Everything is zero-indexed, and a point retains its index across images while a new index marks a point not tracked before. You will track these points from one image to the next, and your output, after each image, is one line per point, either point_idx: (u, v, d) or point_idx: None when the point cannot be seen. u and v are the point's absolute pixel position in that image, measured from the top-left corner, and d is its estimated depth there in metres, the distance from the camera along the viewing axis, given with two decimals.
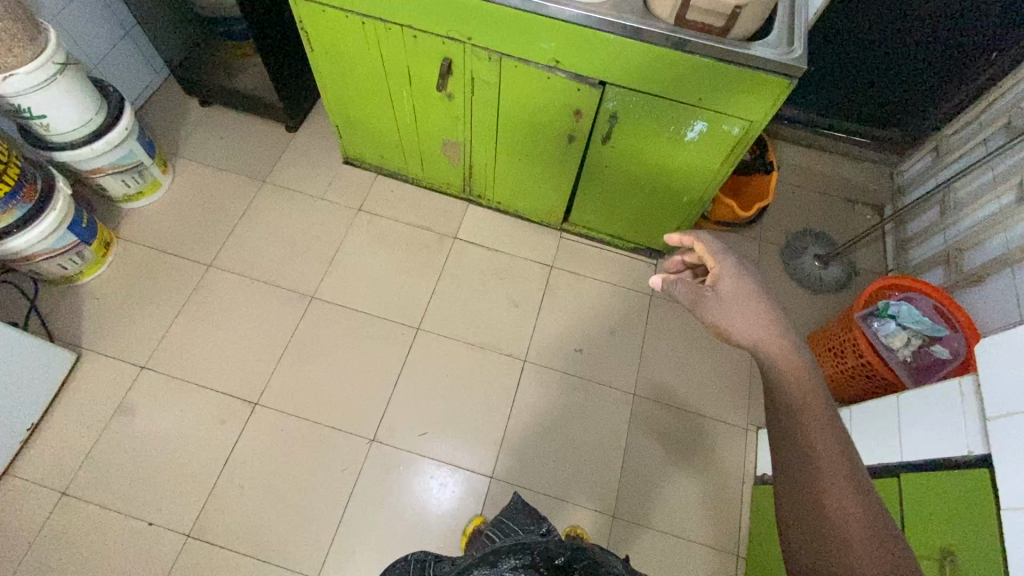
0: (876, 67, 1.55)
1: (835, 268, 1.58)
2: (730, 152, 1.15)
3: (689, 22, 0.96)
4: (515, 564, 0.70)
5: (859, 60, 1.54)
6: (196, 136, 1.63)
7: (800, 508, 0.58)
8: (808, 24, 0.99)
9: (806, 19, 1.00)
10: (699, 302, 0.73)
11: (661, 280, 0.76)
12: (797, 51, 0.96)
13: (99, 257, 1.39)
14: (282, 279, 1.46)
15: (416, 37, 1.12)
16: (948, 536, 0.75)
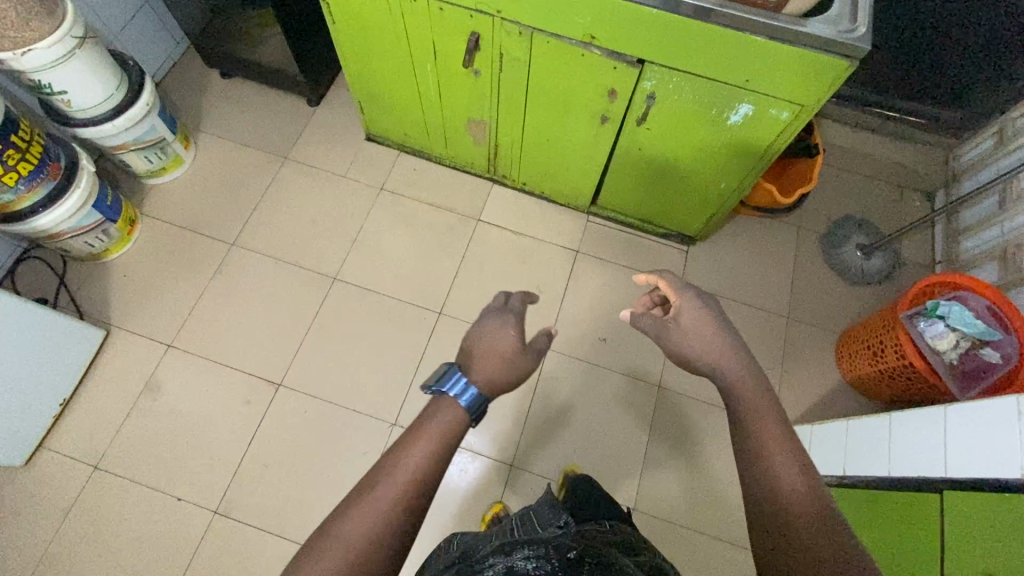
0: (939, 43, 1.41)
1: (877, 259, 1.50)
2: (774, 139, 1.08)
3: None
4: (526, 555, 0.67)
5: (921, 34, 1.41)
6: (219, 110, 1.60)
7: (750, 466, 0.61)
8: None
9: None
10: (663, 334, 0.77)
11: (629, 314, 0.80)
12: (861, 28, 0.87)
13: (124, 235, 1.39)
14: (305, 260, 1.44)
15: (443, 10, 1.06)
16: (978, 553, 0.72)
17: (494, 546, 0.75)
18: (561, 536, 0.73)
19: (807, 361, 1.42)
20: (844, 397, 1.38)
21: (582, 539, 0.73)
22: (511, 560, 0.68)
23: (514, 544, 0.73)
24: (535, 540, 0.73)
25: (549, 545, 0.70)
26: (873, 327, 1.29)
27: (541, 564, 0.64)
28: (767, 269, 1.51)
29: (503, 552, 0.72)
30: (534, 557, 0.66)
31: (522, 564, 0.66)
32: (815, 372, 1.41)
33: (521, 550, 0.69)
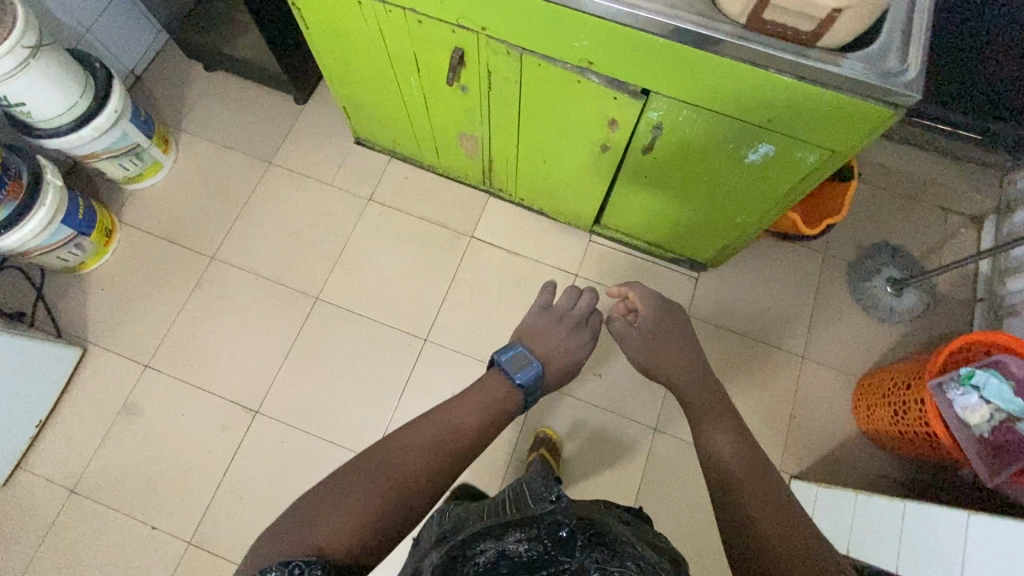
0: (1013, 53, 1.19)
1: (910, 297, 1.35)
2: (799, 181, 0.94)
3: (764, 25, 0.73)
4: (518, 538, 0.58)
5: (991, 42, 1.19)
6: (202, 108, 1.50)
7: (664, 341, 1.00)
8: (930, 27, 0.73)
9: (929, 20, 0.74)
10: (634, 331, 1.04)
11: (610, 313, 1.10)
12: (910, 73, 0.72)
13: (100, 247, 1.34)
14: (288, 276, 1.37)
15: (421, 22, 0.93)
16: None
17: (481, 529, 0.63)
18: (554, 513, 0.62)
19: (820, 407, 1.31)
20: (858, 448, 1.28)
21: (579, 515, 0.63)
22: (502, 547, 0.57)
23: (503, 527, 0.62)
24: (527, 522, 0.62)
25: (544, 528, 0.59)
26: (896, 383, 1.17)
27: (536, 544, 0.56)
28: (784, 302, 1.39)
29: (490, 537, 0.61)
30: (527, 540, 0.57)
31: (517, 552, 0.55)
32: (827, 420, 1.30)
33: (513, 536, 0.59)
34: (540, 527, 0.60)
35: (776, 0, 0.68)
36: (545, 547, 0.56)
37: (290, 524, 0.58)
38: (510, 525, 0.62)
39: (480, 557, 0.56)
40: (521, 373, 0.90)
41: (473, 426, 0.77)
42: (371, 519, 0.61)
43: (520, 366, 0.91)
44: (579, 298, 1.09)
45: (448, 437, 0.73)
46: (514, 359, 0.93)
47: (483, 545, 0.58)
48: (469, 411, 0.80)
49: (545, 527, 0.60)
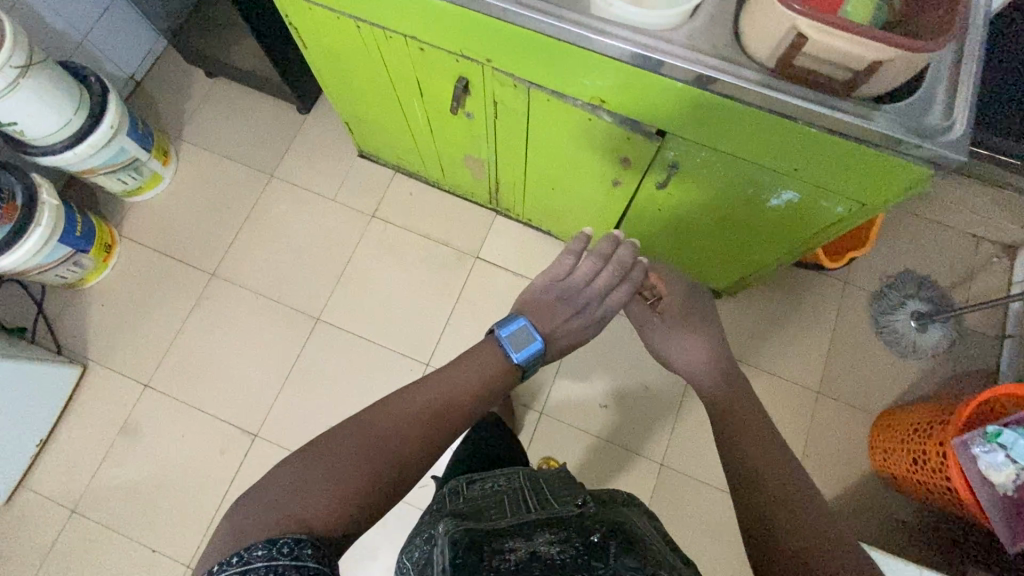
0: None
1: (935, 332, 1.29)
2: (823, 228, 0.88)
3: (792, 71, 0.67)
4: (549, 539, 0.51)
5: None
6: (203, 117, 1.47)
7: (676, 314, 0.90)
8: (977, 79, 0.67)
9: (975, 71, 0.67)
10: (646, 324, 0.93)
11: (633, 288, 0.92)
12: (956, 128, 0.65)
13: (100, 262, 1.32)
14: (288, 296, 1.34)
15: (424, 51, 0.87)
16: None
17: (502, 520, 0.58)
18: (583, 515, 0.57)
19: (833, 446, 1.26)
20: (871, 490, 1.23)
21: (608, 518, 0.58)
22: (532, 546, 0.50)
23: (529, 525, 0.55)
24: (555, 523, 0.56)
25: (575, 531, 0.52)
26: (915, 431, 1.13)
27: (572, 547, 0.49)
28: (800, 333, 1.33)
29: (517, 535, 0.53)
30: (562, 543, 0.50)
31: (551, 554, 0.48)
32: (840, 458, 1.25)
33: (541, 535, 0.52)
34: (571, 529, 0.53)
35: (809, 48, 0.63)
36: (578, 550, 0.49)
37: (268, 493, 0.55)
38: (537, 525, 0.55)
39: (510, 553, 0.48)
40: (521, 353, 0.78)
41: (466, 392, 0.72)
42: (357, 494, 0.57)
43: (521, 345, 0.78)
44: (601, 274, 0.86)
45: (440, 405, 0.69)
46: (513, 335, 0.79)
47: (509, 541, 0.51)
48: (465, 373, 0.74)
49: (576, 529, 0.54)
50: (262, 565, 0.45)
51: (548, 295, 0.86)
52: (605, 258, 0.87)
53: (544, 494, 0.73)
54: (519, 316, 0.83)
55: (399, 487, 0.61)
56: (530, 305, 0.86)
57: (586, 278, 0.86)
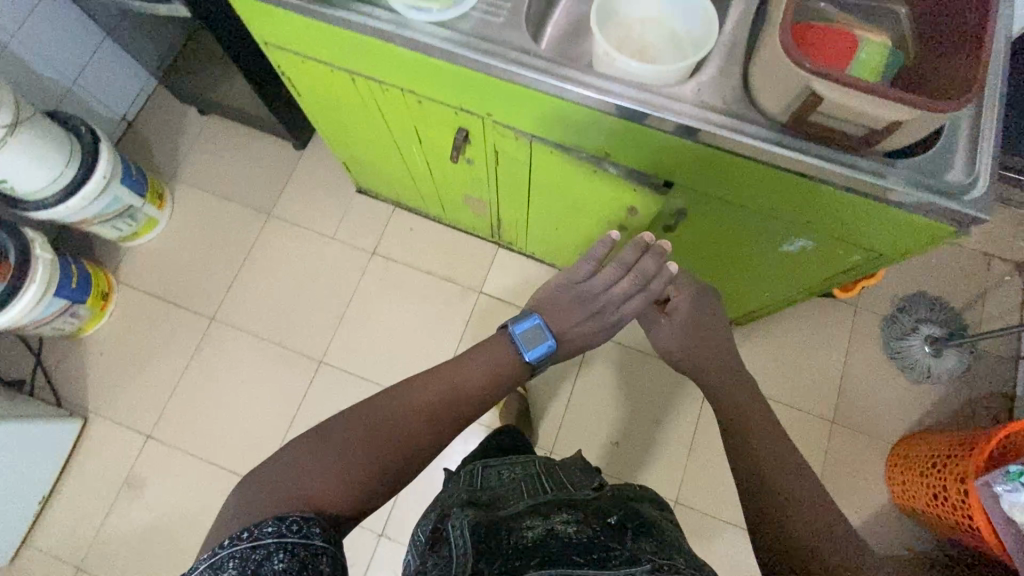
0: None
1: (951, 358, 1.25)
2: (838, 273, 0.86)
3: (808, 128, 0.64)
4: (565, 518, 0.53)
5: None
6: (197, 155, 1.44)
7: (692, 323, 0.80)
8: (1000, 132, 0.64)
9: (999, 122, 0.65)
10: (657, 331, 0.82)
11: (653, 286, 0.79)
12: (980, 185, 0.62)
13: (97, 311, 1.30)
14: (290, 338, 1.32)
15: (422, 103, 0.85)
16: None
17: (519, 502, 0.59)
18: (600, 502, 0.58)
19: (850, 477, 1.24)
20: (890, 522, 1.21)
21: (625, 508, 0.59)
22: (551, 526, 0.51)
23: (546, 507, 0.57)
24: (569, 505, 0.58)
25: (591, 513, 0.55)
26: (934, 464, 1.11)
27: (586, 526, 0.52)
28: (812, 360, 1.31)
29: (533, 514, 0.55)
30: (577, 522, 0.52)
31: (569, 534, 0.50)
32: (857, 489, 1.23)
33: (560, 517, 0.53)
34: (587, 512, 0.55)
35: (826, 107, 0.60)
36: (595, 531, 0.51)
37: (278, 471, 0.57)
38: (555, 507, 0.57)
39: (527, 531, 0.50)
40: (532, 352, 0.73)
41: (477, 378, 0.70)
42: (363, 479, 0.58)
43: (534, 343, 0.73)
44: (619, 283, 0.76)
45: (449, 395, 0.67)
46: (525, 333, 0.74)
47: (528, 522, 0.52)
48: (475, 360, 0.71)
49: (591, 514, 0.56)
50: (273, 541, 0.48)
51: (564, 295, 0.78)
52: (626, 266, 0.77)
53: (557, 480, 0.70)
54: (534, 312, 0.76)
55: (405, 474, 0.62)
56: (546, 304, 0.77)
57: (607, 283, 0.77)
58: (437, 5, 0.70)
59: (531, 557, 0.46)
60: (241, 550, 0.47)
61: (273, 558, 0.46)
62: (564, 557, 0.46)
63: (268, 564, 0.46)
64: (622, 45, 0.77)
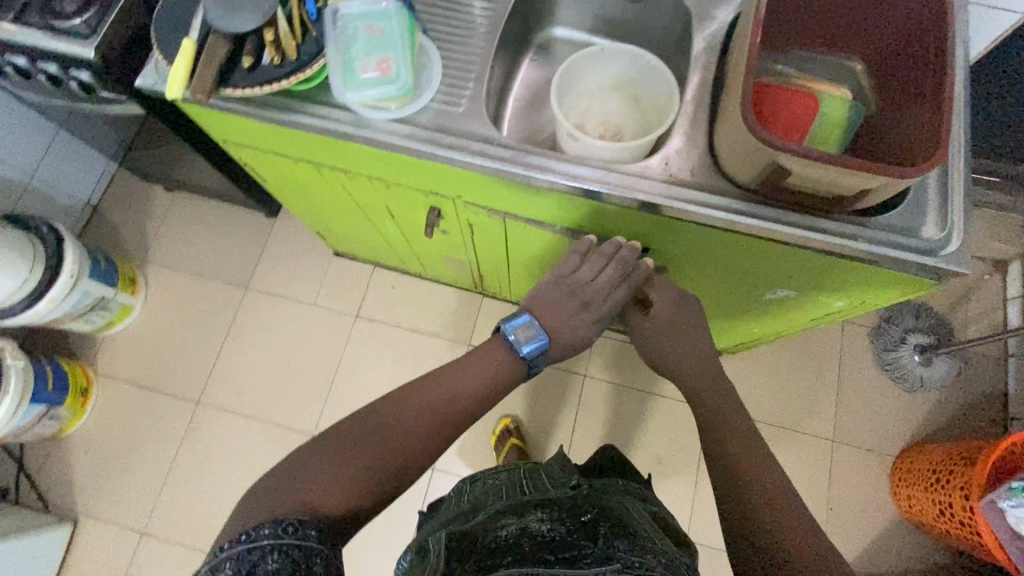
0: None
1: (942, 364, 1.27)
2: (823, 314, 0.86)
3: (777, 195, 0.64)
4: (540, 517, 0.62)
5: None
6: (167, 233, 1.41)
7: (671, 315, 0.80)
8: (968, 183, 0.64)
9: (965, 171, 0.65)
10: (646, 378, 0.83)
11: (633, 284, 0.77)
12: (953, 240, 0.62)
13: (77, 408, 1.26)
14: (280, 414, 1.29)
15: (391, 188, 0.84)
16: None
17: (502, 504, 0.69)
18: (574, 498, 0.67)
19: (857, 495, 1.24)
20: (902, 536, 1.21)
21: (595, 504, 0.68)
22: (525, 524, 0.61)
23: (524, 506, 0.66)
24: (548, 503, 0.67)
25: (565, 511, 0.64)
26: (936, 479, 1.11)
27: (557, 525, 0.61)
28: (806, 379, 1.31)
29: (512, 513, 0.65)
30: (550, 520, 0.62)
31: (540, 533, 0.59)
32: (865, 506, 1.23)
33: (535, 515, 0.63)
34: (561, 510, 0.64)
35: (792, 178, 0.60)
36: (565, 528, 0.60)
37: (278, 475, 0.58)
38: (532, 505, 0.66)
39: (504, 531, 0.60)
40: (528, 346, 0.74)
41: (472, 386, 0.71)
42: (360, 484, 0.59)
43: (528, 338, 0.74)
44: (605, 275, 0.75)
45: (445, 403, 0.69)
46: (520, 330, 0.75)
47: (506, 522, 0.62)
48: (471, 364, 0.73)
49: (566, 512, 0.64)
50: (269, 542, 0.46)
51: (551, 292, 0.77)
52: (608, 255, 0.76)
53: (540, 478, 0.78)
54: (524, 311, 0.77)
55: (405, 482, 0.63)
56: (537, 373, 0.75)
57: (592, 275, 0.76)
58: (396, 103, 0.68)
59: (504, 553, 0.56)
60: (236, 554, 0.45)
61: (269, 558, 0.45)
62: (533, 554, 0.55)
63: (264, 564, 0.45)
64: (585, 121, 0.78)
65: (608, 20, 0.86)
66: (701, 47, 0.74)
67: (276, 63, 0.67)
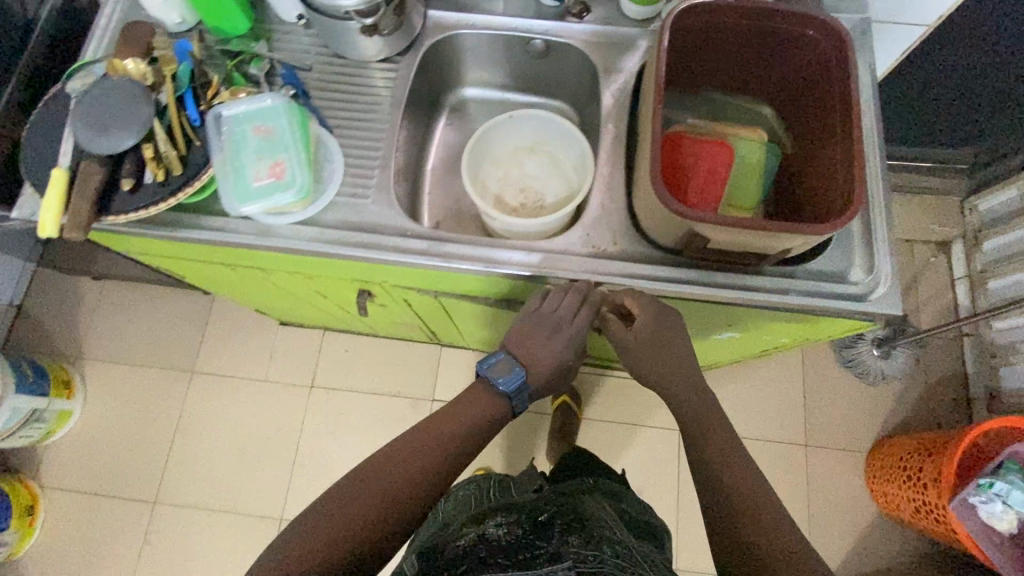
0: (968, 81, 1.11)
1: (900, 356, 1.26)
2: (772, 347, 0.84)
3: (701, 256, 0.62)
4: (498, 521, 0.65)
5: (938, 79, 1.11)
6: (100, 326, 1.34)
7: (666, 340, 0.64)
8: (891, 225, 0.63)
9: (887, 213, 0.64)
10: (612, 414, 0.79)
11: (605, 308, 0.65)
12: (881, 287, 0.61)
13: (24, 529, 1.19)
14: (243, 502, 1.23)
15: (314, 278, 0.79)
16: None
17: (466, 517, 0.71)
18: (535, 502, 0.71)
19: (835, 497, 1.24)
20: (882, 532, 1.22)
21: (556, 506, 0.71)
22: (482, 531, 0.63)
23: (485, 515, 0.68)
24: (506, 510, 0.69)
25: (523, 513, 0.67)
26: (908, 476, 1.11)
27: (515, 525, 0.63)
28: (771, 386, 1.31)
29: (473, 522, 0.67)
30: (508, 522, 0.64)
31: (497, 536, 0.61)
32: (844, 507, 1.24)
33: (493, 522, 0.65)
34: (518, 513, 0.66)
35: (712, 242, 0.59)
36: (523, 529, 0.63)
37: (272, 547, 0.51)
38: (492, 513, 0.68)
39: (463, 539, 0.62)
40: (506, 383, 0.64)
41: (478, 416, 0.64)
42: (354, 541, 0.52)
43: (504, 374, 0.64)
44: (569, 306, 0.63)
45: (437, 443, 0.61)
46: (496, 365, 0.65)
47: (466, 531, 0.64)
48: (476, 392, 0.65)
49: (523, 514, 0.67)
50: None
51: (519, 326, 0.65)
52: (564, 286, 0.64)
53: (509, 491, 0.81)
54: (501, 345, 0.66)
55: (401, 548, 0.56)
56: None
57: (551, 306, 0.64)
58: (298, 207, 0.64)
59: (460, 561, 0.57)
60: None
61: None
62: (488, 557, 0.57)
63: None
64: (504, 190, 0.76)
65: (517, 77, 0.83)
66: (610, 102, 0.72)
67: (160, 181, 0.63)
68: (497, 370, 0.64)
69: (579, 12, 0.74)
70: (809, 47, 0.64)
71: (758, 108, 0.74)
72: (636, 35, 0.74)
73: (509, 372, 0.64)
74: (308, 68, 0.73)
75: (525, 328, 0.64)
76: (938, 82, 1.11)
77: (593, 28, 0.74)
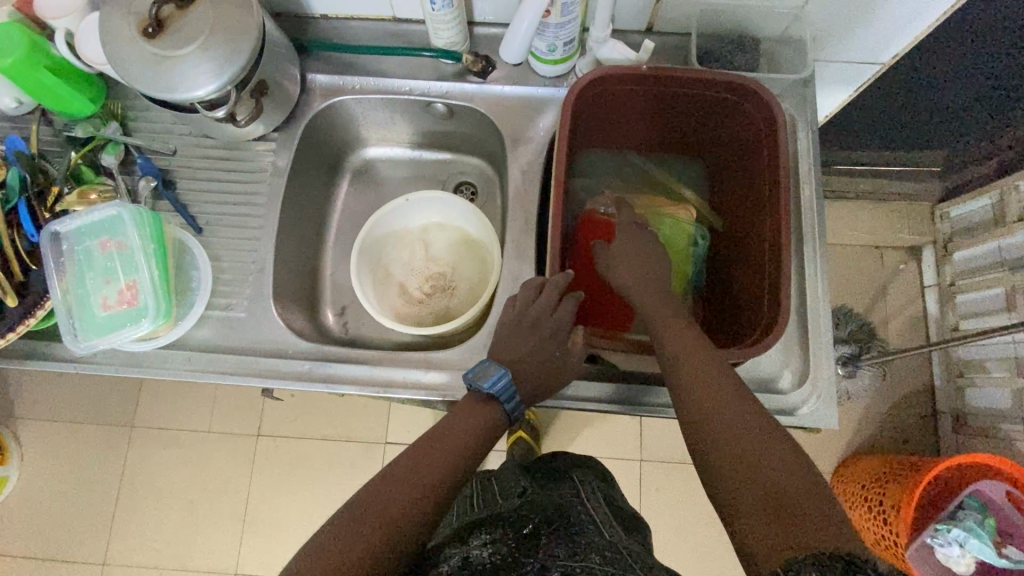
0: (940, 87, 0.97)
1: (865, 375, 1.19)
2: None
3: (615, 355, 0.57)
4: (485, 540, 0.50)
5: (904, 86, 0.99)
6: (28, 384, 1.27)
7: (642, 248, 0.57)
8: (824, 333, 0.57)
9: (824, 315, 0.58)
10: None
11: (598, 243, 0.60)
12: (805, 405, 0.56)
13: None
14: (195, 558, 1.20)
15: None
16: None
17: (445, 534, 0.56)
18: (524, 506, 0.55)
19: None
20: None
21: (548, 505, 0.55)
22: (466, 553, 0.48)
23: (470, 531, 0.53)
24: (493, 519, 0.54)
25: (509, 524, 0.51)
26: (865, 503, 1.05)
27: (502, 546, 0.49)
28: None
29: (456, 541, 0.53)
30: (496, 542, 0.49)
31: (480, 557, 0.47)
32: None
33: (477, 540, 0.51)
34: (507, 524, 0.52)
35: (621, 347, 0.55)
36: (511, 545, 0.48)
37: None
38: (477, 527, 0.53)
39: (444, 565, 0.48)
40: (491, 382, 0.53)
41: (468, 438, 0.51)
42: None
43: (488, 373, 0.54)
44: (549, 305, 0.55)
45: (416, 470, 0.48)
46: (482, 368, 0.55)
47: (447, 554, 0.50)
48: (462, 410, 0.53)
49: (511, 526, 0.51)
50: None
51: (509, 331, 0.57)
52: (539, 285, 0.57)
53: (490, 489, 0.66)
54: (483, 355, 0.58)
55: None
56: None
57: (521, 306, 0.56)
58: (162, 330, 0.57)
59: None
60: None
61: None
62: None
63: None
64: (408, 277, 0.69)
65: (424, 134, 0.73)
66: (519, 178, 0.63)
67: None
68: (481, 372, 0.54)
69: (481, 69, 0.63)
70: (744, 117, 0.57)
71: (682, 190, 0.66)
72: (548, 96, 0.64)
73: (494, 373, 0.54)
74: (172, 151, 0.64)
75: (504, 332, 0.57)
76: (904, 89, 0.99)
77: (499, 89, 0.64)
